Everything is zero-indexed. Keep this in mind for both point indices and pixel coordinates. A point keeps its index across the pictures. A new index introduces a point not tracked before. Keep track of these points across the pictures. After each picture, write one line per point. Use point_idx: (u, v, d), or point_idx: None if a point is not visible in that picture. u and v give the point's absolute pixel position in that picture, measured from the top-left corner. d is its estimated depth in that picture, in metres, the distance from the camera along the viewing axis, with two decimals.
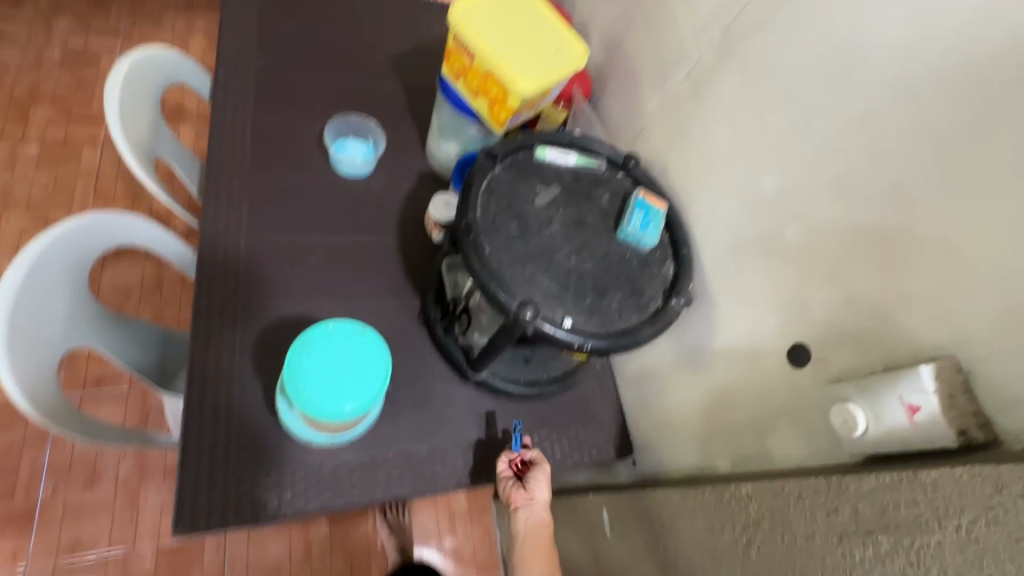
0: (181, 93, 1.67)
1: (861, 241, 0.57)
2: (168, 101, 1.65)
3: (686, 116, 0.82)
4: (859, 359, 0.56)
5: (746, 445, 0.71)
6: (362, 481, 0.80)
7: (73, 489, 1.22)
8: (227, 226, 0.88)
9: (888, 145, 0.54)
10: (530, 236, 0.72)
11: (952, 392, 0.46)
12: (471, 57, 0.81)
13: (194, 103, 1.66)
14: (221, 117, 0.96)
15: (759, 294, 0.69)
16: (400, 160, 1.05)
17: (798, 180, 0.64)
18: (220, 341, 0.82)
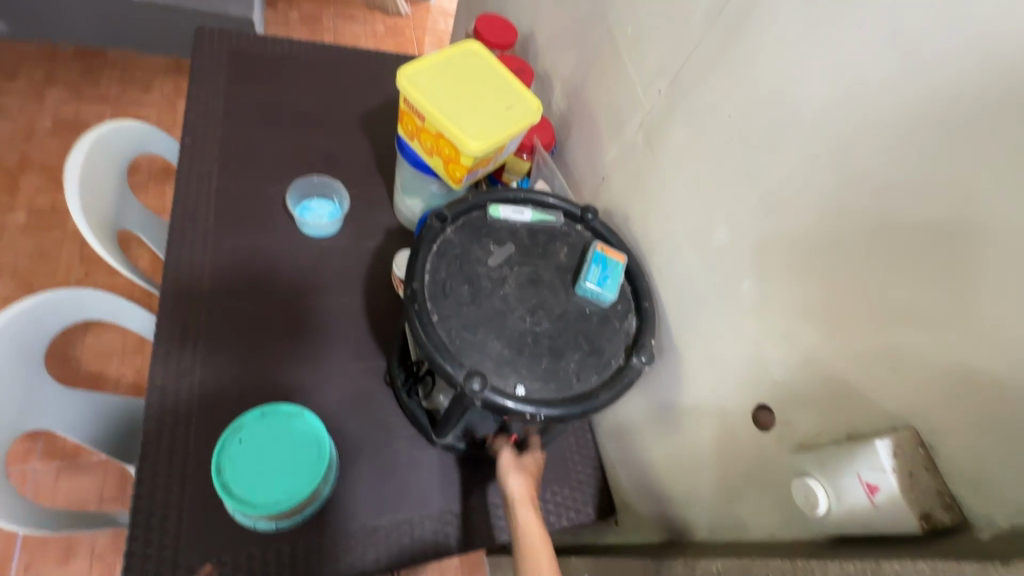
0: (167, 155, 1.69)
1: (813, 298, 0.54)
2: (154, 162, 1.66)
3: (642, 166, 0.82)
4: (821, 424, 0.53)
5: (720, 512, 0.67)
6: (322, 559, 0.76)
7: (47, 565, 1.18)
8: (187, 295, 0.88)
9: (831, 199, 0.52)
10: (481, 300, 0.70)
11: (913, 469, 0.42)
12: (422, 119, 0.81)
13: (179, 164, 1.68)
14: (185, 186, 0.97)
15: (721, 350, 0.66)
16: (366, 217, 1.05)
17: (749, 233, 0.62)
18: (175, 416, 0.79)
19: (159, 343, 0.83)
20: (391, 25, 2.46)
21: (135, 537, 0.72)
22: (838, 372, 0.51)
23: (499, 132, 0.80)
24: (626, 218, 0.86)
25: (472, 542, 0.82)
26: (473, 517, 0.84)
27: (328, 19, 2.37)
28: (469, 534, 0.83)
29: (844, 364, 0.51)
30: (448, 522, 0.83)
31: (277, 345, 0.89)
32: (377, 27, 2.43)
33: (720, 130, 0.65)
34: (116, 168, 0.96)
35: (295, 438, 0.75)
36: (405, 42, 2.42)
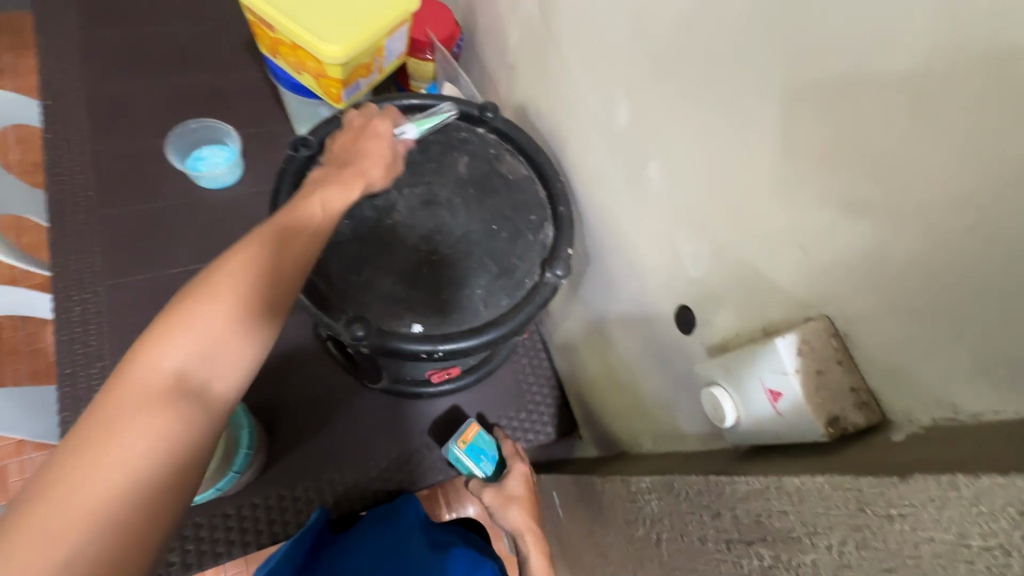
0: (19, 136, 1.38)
1: (718, 175, 0.44)
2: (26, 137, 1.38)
3: (542, 44, 0.67)
4: (739, 321, 0.45)
5: (660, 422, 0.62)
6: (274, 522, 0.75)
7: None
8: (81, 276, 0.81)
9: (724, 42, 0.40)
10: (364, 234, 0.61)
11: (820, 367, 0.35)
12: (273, 30, 0.68)
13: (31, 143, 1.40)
14: (55, 155, 0.87)
15: (637, 252, 0.57)
16: (267, 158, 0.94)
17: (647, 106, 0.50)
18: (91, 402, 0.75)
19: (60, 330, 0.78)
20: None
21: None
22: (749, 261, 0.43)
23: (364, 31, 0.66)
24: (538, 111, 0.73)
25: (425, 479, 0.81)
26: None
27: None
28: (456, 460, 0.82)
29: (752, 251, 0.42)
30: (399, 464, 0.81)
31: None
32: None
33: None
34: None
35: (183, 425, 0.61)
36: None
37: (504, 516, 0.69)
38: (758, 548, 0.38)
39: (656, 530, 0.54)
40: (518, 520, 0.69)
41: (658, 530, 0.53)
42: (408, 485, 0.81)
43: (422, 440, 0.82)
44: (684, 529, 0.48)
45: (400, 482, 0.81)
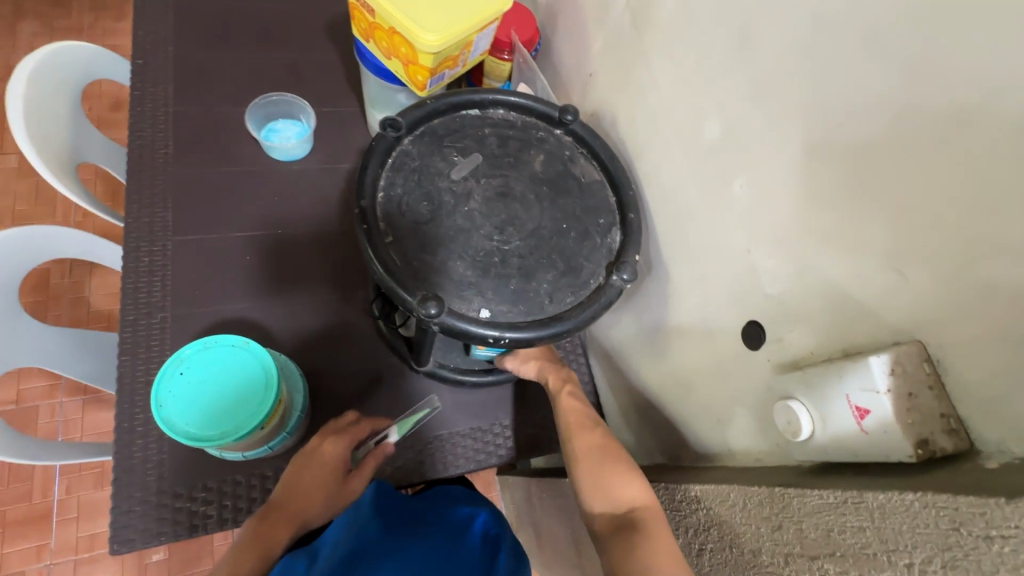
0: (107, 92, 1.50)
1: (813, 196, 0.45)
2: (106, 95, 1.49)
3: (629, 55, 0.69)
4: (817, 340, 0.46)
5: (708, 435, 0.63)
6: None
7: (85, 488, 1.28)
8: (152, 228, 0.84)
9: (839, 67, 0.41)
10: (441, 218, 0.63)
11: (911, 390, 0.36)
12: (372, 14, 0.70)
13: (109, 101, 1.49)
14: (140, 111, 0.91)
15: (708, 265, 0.58)
16: (337, 137, 0.97)
17: (740, 125, 0.52)
18: (149, 350, 0.78)
19: (127, 277, 0.80)
20: None
21: (119, 467, 0.71)
22: (836, 282, 0.44)
23: (460, 24, 0.68)
24: (614, 119, 0.75)
25: (451, 469, 0.81)
26: (493, 432, 0.84)
27: None
28: (488, 452, 0.83)
29: (841, 273, 0.43)
30: (432, 449, 0.81)
31: (250, 278, 0.85)
32: None
33: None
34: (67, 93, 0.90)
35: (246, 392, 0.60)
36: None
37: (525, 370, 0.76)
38: (823, 564, 0.38)
39: (700, 540, 0.54)
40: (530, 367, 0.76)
41: (702, 541, 0.53)
42: (434, 473, 0.80)
43: (453, 428, 0.83)
44: (736, 541, 0.48)
45: (427, 469, 0.80)
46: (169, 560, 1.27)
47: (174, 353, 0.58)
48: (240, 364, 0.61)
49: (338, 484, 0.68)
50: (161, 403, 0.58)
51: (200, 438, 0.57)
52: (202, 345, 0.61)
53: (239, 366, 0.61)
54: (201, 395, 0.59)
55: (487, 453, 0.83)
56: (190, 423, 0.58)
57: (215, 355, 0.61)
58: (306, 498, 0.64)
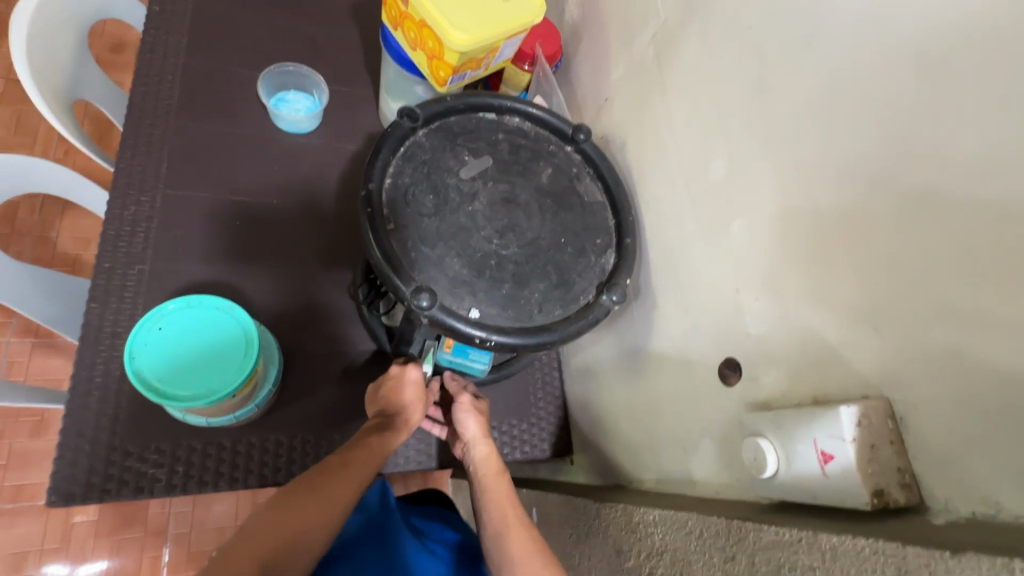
0: (112, 31, 1.46)
1: (806, 249, 0.47)
2: (108, 35, 1.46)
3: (648, 87, 0.71)
4: (789, 385, 0.48)
5: (672, 463, 0.64)
6: (251, 463, 0.73)
7: (19, 436, 1.21)
8: (144, 178, 0.82)
9: (847, 134, 0.44)
10: (445, 213, 0.64)
11: (874, 443, 0.38)
12: (405, 4, 0.71)
13: (112, 40, 1.45)
14: (149, 58, 0.89)
15: (696, 299, 0.61)
16: (347, 118, 0.96)
17: (746, 170, 0.54)
18: (121, 301, 0.75)
19: (110, 224, 0.78)
20: None
21: (70, 417, 0.68)
22: (816, 332, 0.46)
23: (490, 28, 0.70)
24: (623, 145, 0.77)
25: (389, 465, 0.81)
26: None
27: None
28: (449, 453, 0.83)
29: (822, 324, 0.45)
30: None
31: (237, 243, 0.84)
32: None
33: (735, 44, 0.56)
34: (75, 28, 0.87)
35: (212, 353, 0.59)
36: None
37: (464, 421, 0.72)
38: None
39: (651, 564, 0.55)
40: (476, 427, 0.71)
41: (653, 565, 0.55)
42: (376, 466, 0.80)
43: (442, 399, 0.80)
44: (687, 567, 0.50)
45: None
46: (98, 521, 1.21)
47: (157, 306, 0.57)
48: (210, 328, 0.60)
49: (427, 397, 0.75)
50: (134, 354, 0.57)
51: (167, 396, 0.56)
52: (188, 304, 0.60)
53: (210, 329, 0.60)
54: (177, 353, 0.58)
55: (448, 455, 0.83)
56: (161, 379, 0.56)
57: (197, 315, 0.60)
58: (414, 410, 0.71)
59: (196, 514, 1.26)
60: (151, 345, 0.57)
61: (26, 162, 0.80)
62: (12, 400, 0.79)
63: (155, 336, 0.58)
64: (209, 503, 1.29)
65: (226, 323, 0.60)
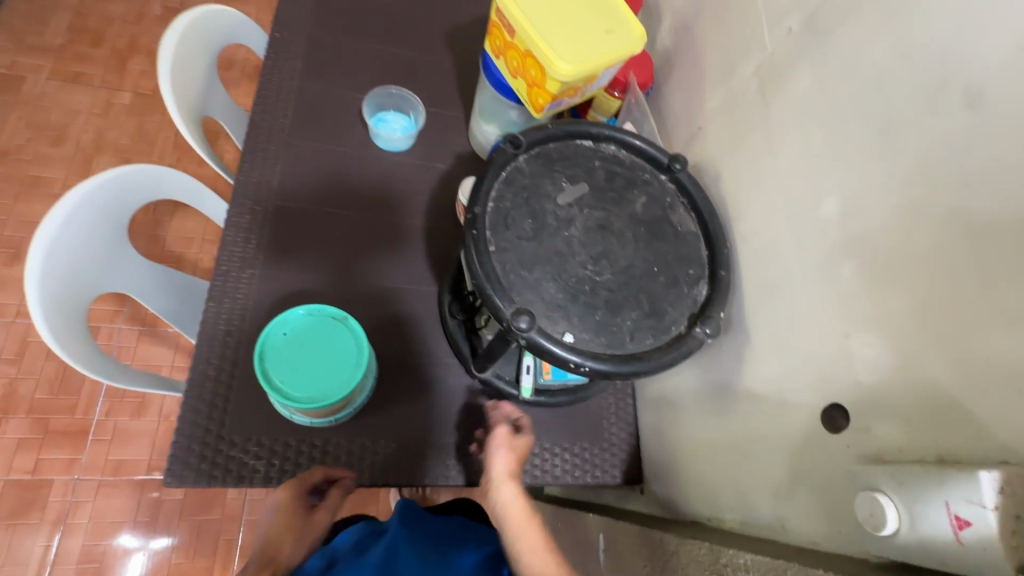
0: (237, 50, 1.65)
1: (933, 298, 0.45)
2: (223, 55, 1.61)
3: (748, 120, 0.71)
4: (908, 440, 0.46)
5: (759, 505, 0.62)
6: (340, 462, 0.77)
7: (123, 415, 1.34)
8: (259, 189, 0.90)
9: (988, 180, 0.42)
10: (542, 238, 0.65)
11: (1020, 514, 0.35)
12: (511, 34, 0.75)
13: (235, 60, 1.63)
14: (269, 81, 0.97)
15: (797, 339, 0.59)
16: (439, 138, 1.01)
17: (864, 210, 0.52)
18: (233, 302, 0.82)
19: (229, 230, 0.86)
20: None
21: (187, 405, 0.75)
22: (944, 386, 0.44)
23: (593, 58, 0.72)
24: (716, 177, 0.77)
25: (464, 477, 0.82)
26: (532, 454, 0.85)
27: None
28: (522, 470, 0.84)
29: (953, 377, 0.43)
30: (472, 455, 0.83)
31: (336, 253, 0.89)
32: None
33: (854, 82, 0.54)
34: (207, 52, 0.97)
35: (327, 359, 0.63)
36: None
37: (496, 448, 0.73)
38: None
39: None
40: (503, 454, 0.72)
41: None
42: (451, 476, 0.82)
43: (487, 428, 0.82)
44: None
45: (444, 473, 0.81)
46: (183, 502, 1.31)
47: (285, 315, 0.62)
48: (325, 332, 0.64)
49: (306, 514, 0.70)
50: (263, 355, 0.61)
51: (288, 398, 0.60)
52: (310, 314, 0.64)
53: (324, 333, 0.64)
54: (297, 359, 0.62)
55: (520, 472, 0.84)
56: (285, 381, 0.61)
57: (316, 322, 0.64)
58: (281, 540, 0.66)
59: (269, 502, 1.34)
60: (278, 349, 0.62)
61: (140, 167, 0.84)
62: (141, 387, 0.87)
63: (278, 342, 0.62)
64: None
65: (340, 329, 0.64)
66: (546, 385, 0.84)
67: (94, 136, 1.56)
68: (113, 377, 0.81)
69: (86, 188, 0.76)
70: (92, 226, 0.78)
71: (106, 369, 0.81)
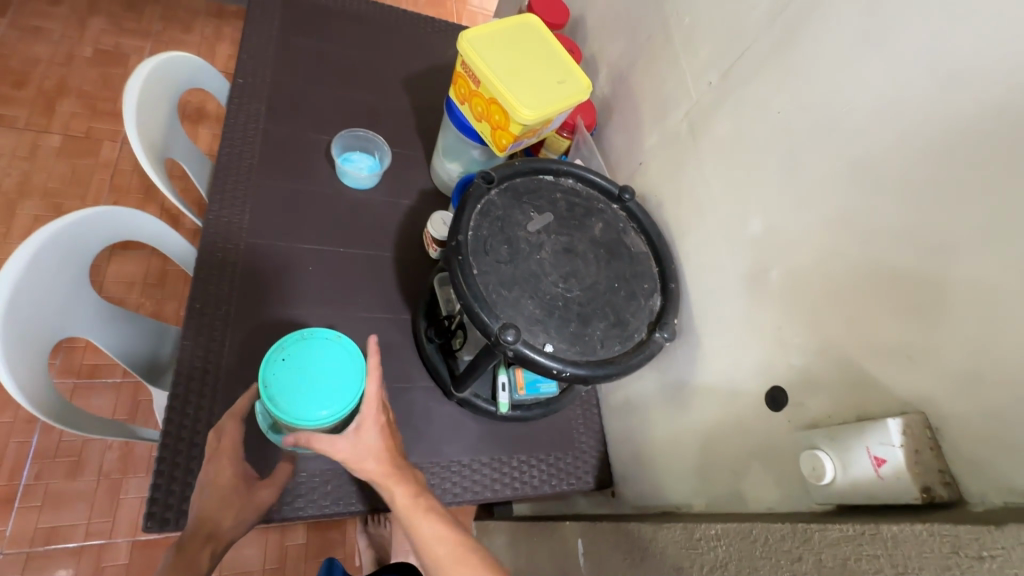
0: (197, 96, 1.70)
1: (842, 292, 0.57)
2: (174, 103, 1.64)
3: (682, 155, 0.84)
4: (834, 407, 0.56)
5: (720, 484, 0.71)
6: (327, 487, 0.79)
7: (56, 476, 1.23)
8: (229, 228, 0.91)
9: (870, 196, 0.55)
10: (518, 261, 0.73)
11: (919, 448, 0.46)
12: (476, 84, 0.84)
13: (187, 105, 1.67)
14: (233, 123, 1.00)
15: (740, 336, 0.70)
16: (403, 176, 1.07)
17: (783, 225, 0.65)
18: (209, 340, 0.83)
19: (200, 270, 0.87)
20: None
21: (166, 446, 0.75)
22: (856, 360, 0.55)
23: (550, 105, 0.82)
24: (660, 203, 0.89)
25: (449, 496, 0.85)
26: (511, 467, 0.90)
27: None
28: (503, 484, 0.88)
29: (862, 352, 0.54)
30: (455, 473, 0.87)
31: (310, 286, 0.92)
32: None
33: (765, 124, 0.68)
34: (170, 97, 0.99)
35: (323, 379, 0.65)
36: (444, 14, 2.41)
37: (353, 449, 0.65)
38: None
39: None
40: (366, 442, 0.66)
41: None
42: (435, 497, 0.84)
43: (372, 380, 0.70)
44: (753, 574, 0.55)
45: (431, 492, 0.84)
46: (128, 566, 1.20)
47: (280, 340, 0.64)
48: (319, 354, 0.67)
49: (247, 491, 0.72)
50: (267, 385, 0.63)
51: (300, 419, 0.62)
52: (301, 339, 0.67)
53: (319, 355, 0.67)
54: (301, 382, 0.65)
55: (502, 486, 0.88)
56: (286, 403, 0.63)
57: (309, 346, 0.67)
58: (221, 514, 0.70)
59: (227, 557, 1.27)
60: (277, 376, 0.64)
61: (100, 210, 0.82)
62: (106, 437, 0.83)
63: (276, 370, 0.64)
64: (239, 546, 1.29)
65: (338, 348, 0.67)
66: (521, 400, 0.90)
67: (18, 180, 1.48)
68: (79, 426, 0.79)
69: (43, 236, 0.74)
70: (51, 273, 0.76)
71: (70, 419, 0.79)
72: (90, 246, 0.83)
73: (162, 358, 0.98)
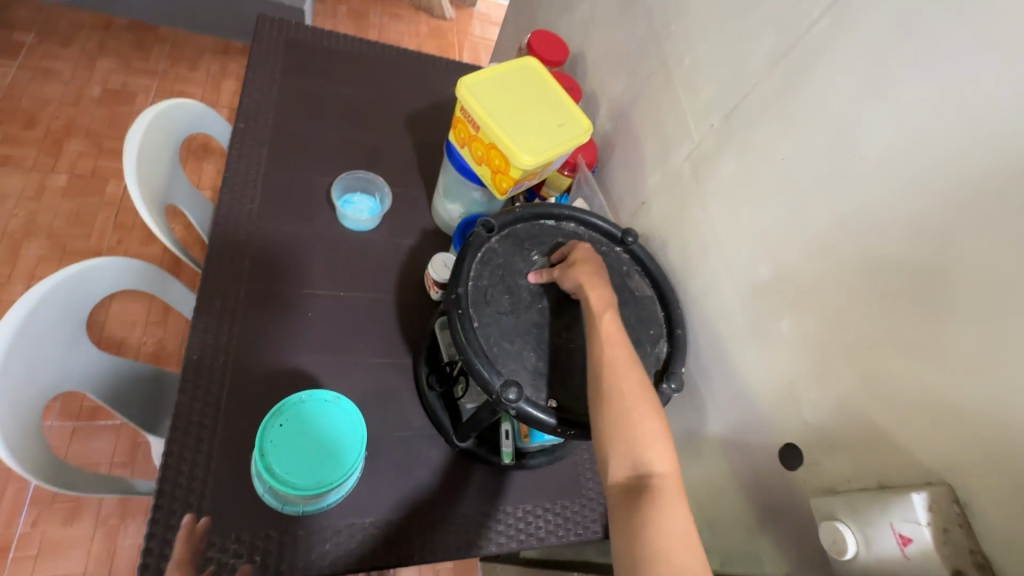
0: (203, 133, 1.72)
1: (859, 349, 0.55)
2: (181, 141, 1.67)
3: (685, 196, 0.82)
4: (853, 471, 0.54)
5: (735, 543, 0.68)
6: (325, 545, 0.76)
7: (53, 523, 1.20)
8: (228, 275, 0.90)
9: (882, 249, 0.53)
10: (520, 311, 0.71)
11: (947, 526, 0.44)
12: (476, 129, 0.83)
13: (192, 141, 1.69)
14: (234, 168, 1.00)
15: (751, 387, 0.67)
16: (404, 215, 1.07)
17: (793, 274, 0.63)
18: (207, 392, 0.81)
19: (197, 319, 0.85)
20: (434, 27, 2.49)
21: (160, 506, 0.72)
22: (875, 422, 0.52)
23: (550, 148, 0.81)
24: (664, 243, 0.87)
25: (451, 553, 0.81)
26: (516, 517, 0.87)
27: (374, 15, 2.41)
28: (508, 536, 0.85)
29: (880, 413, 0.52)
30: (458, 527, 0.83)
31: (309, 333, 0.90)
32: (421, 27, 2.46)
33: (771, 170, 0.66)
34: (172, 143, 0.99)
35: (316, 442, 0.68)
36: (446, 45, 2.44)
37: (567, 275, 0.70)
38: None
39: None
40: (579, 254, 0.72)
41: None
42: (437, 554, 0.80)
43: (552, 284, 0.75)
44: None
45: (433, 550, 0.81)
46: None
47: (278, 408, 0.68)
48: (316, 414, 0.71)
49: None
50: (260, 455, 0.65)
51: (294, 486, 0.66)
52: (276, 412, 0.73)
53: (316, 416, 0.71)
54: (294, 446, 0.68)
55: (507, 538, 0.85)
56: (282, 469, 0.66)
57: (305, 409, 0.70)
58: None
59: None
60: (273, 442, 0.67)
61: (93, 264, 0.81)
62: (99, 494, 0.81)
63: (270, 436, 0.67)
64: None
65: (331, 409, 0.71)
66: (525, 447, 0.89)
67: (25, 221, 1.49)
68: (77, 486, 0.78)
69: (36, 296, 0.73)
70: (46, 333, 0.75)
71: (67, 478, 0.77)
72: (89, 298, 0.83)
73: (162, 407, 0.97)
